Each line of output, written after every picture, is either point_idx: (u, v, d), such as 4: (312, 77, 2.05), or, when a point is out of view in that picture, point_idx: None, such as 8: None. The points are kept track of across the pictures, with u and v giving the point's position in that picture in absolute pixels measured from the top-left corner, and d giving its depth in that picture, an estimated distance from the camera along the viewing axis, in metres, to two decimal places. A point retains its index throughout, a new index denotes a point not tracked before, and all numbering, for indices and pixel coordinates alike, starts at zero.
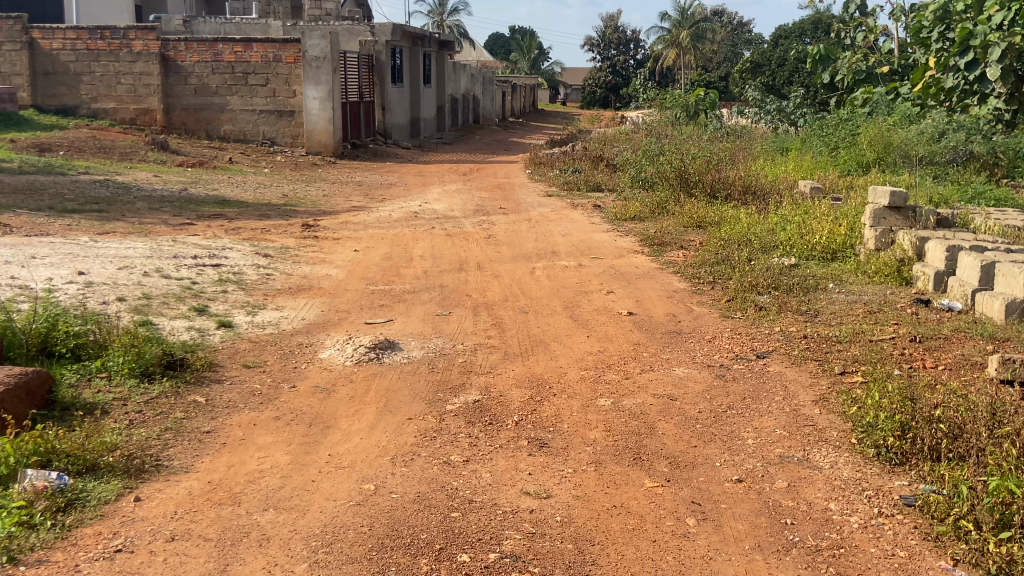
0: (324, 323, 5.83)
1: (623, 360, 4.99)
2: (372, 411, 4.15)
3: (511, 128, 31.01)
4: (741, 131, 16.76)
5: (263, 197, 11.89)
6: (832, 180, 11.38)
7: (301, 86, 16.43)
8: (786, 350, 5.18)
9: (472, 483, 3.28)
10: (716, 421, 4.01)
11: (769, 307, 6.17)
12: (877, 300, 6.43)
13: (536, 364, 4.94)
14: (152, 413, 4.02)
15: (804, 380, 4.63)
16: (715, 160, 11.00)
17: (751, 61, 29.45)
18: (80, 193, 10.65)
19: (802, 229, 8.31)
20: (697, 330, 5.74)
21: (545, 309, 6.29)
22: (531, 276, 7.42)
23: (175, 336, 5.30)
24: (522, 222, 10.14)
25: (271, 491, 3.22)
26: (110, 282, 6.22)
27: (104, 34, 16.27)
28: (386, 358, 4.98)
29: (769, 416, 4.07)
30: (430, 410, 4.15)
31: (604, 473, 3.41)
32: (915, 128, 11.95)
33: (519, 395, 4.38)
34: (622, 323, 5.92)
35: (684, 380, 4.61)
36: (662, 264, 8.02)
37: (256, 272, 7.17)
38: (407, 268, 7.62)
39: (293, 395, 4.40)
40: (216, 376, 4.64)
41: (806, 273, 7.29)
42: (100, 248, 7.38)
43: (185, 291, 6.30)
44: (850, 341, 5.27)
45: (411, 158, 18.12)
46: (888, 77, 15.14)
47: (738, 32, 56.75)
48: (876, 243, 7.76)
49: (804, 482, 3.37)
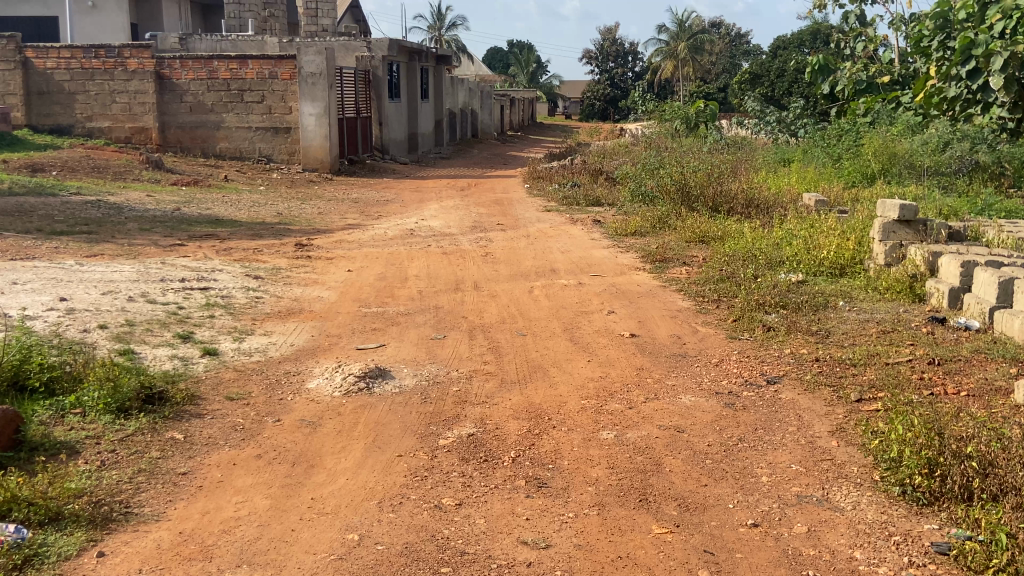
0: (314, 350, 5.58)
1: (626, 388, 4.74)
2: (361, 447, 3.91)
3: (509, 142, 30.87)
4: (741, 142, 16.59)
5: (257, 216, 11.67)
6: (836, 192, 11.15)
7: (297, 103, 16.25)
8: (798, 375, 4.94)
9: (465, 532, 3.04)
10: (727, 456, 3.75)
11: (777, 327, 5.93)
12: (890, 319, 6.19)
13: (534, 392, 4.69)
14: (126, 454, 3.76)
15: (819, 408, 4.38)
16: (717, 173, 10.79)
17: (750, 73, 29.31)
18: (71, 214, 10.44)
19: (808, 244, 8.09)
20: (703, 353, 5.50)
21: (543, 332, 6.04)
22: (529, 296, 7.18)
23: (157, 366, 5.05)
24: (520, 239, 9.92)
25: (246, 543, 2.98)
26: (92, 308, 5.99)
27: (99, 52, 16.11)
28: (377, 388, 4.73)
29: (784, 450, 3.82)
30: (422, 446, 3.90)
31: (608, 518, 3.17)
32: (919, 138, 11.79)
33: (517, 428, 4.13)
34: (625, 346, 5.67)
35: (692, 409, 4.36)
36: (665, 281, 7.78)
37: (245, 296, 6.93)
38: (401, 289, 7.39)
39: (277, 430, 4.14)
40: (197, 411, 4.38)
41: (814, 290, 7.05)
42: (86, 272, 7.14)
43: (170, 317, 6.07)
44: (866, 364, 5.04)
45: (409, 173, 17.92)
46: (889, 87, 14.98)
47: (736, 44, 56.79)
48: (886, 259, 7.57)
49: (824, 527, 3.13)
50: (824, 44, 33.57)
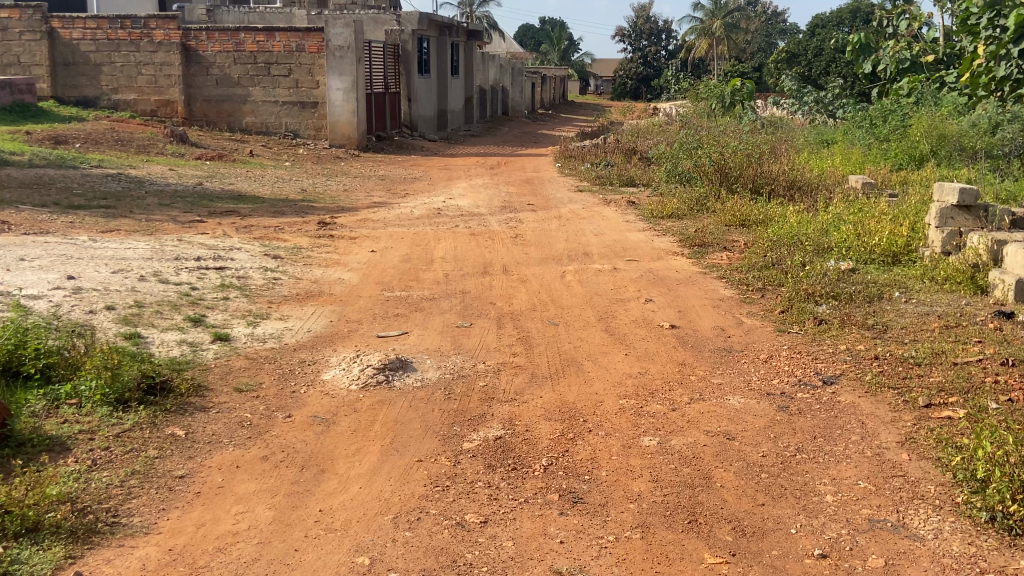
0: (332, 337, 5.24)
1: (667, 386, 4.34)
2: (376, 450, 3.55)
3: (539, 120, 30.33)
4: (779, 121, 15.97)
5: (280, 192, 11.37)
6: (883, 174, 10.59)
7: (324, 77, 15.89)
8: (858, 375, 4.48)
9: (489, 557, 2.68)
10: (785, 469, 3.33)
11: (829, 321, 5.46)
12: (952, 312, 5.67)
13: (567, 390, 4.29)
14: (121, 452, 3.46)
15: (883, 414, 3.93)
16: (757, 154, 10.27)
17: (788, 51, 28.41)
18: (90, 188, 10.20)
19: (859, 229, 7.56)
20: (751, 348, 5.06)
21: (576, 320, 5.65)
22: (561, 281, 6.78)
23: (163, 352, 4.75)
24: (551, 220, 9.51)
25: (242, 566, 2.65)
26: (101, 287, 5.70)
27: (125, 23, 15.84)
28: (397, 382, 4.37)
29: (849, 463, 3.40)
30: (444, 450, 3.54)
31: (653, 543, 2.79)
32: (969, 119, 11.14)
33: (548, 431, 3.74)
34: (664, 338, 5.26)
35: (742, 413, 3.95)
36: (704, 268, 7.33)
37: (262, 277, 6.60)
38: (426, 272, 7.01)
39: (288, 428, 3.80)
40: (202, 404, 4.06)
41: (866, 279, 6.57)
42: (98, 249, 6.87)
43: (181, 298, 5.77)
44: (932, 363, 4.57)
45: (438, 151, 17.52)
46: (935, 66, 14.15)
47: (772, 23, 55.28)
48: (943, 247, 7.04)
49: (904, 561, 2.71)
50: (865, 23, 32.38)
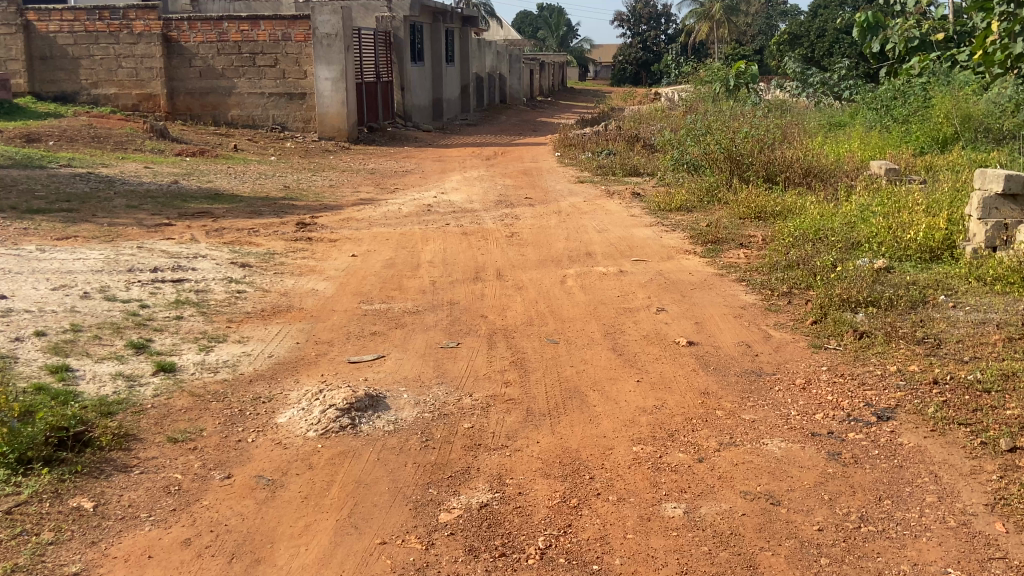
0: (295, 364, 4.50)
1: (691, 426, 3.60)
2: (328, 528, 2.82)
3: (537, 107, 29.59)
4: (787, 103, 15.20)
5: (261, 189, 10.61)
6: (906, 159, 9.80)
7: (311, 66, 15.07)
8: (917, 408, 3.73)
9: None
10: (850, 551, 2.61)
11: (873, 334, 4.70)
12: (1011, 320, 4.89)
13: (569, 433, 3.55)
14: (5, 538, 2.70)
15: (960, 463, 3.19)
16: (770, 139, 9.47)
17: (789, 33, 27.52)
18: (55, 189, 9.46)
19: (890, 222, 6.77)
20: (785, 371, 4.31)
21: (579, 338, 4.89)
22: (561, 288, 6.03)
23: (91, 391, 3.97)
24: (551, 216, 8.77)
25: None
26: (34, 309, 4.97)
27: (103, 14, 15.05)
28: (366, 426, 3.63)
29: (930, 540, 2.67)
30: (415, 526, 2.81)
31: None
32: (992, 97, 10.34)
33: (546, 495, 3.00)
34: (682, 359, 4.51)
35: (784, 464, 3.21)
36: (721, 269, 6.58)
37: (224, 290, 5.85)
38: (411, 279, 6.28)
39: (223, 495, 3.06)
40: (124, 462, 3.30)
41: (905, 280, 5.82)
42: (41, 260, 6.11)
43: (127, 320, 5.03)
44: (1004, 391, 3.81)
45: (432, 141, 16.72)
46: (945, 45, 13.32)
47: (772, 5, 54.10)
48: (989, 240, 6.27)
49: None
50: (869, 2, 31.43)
